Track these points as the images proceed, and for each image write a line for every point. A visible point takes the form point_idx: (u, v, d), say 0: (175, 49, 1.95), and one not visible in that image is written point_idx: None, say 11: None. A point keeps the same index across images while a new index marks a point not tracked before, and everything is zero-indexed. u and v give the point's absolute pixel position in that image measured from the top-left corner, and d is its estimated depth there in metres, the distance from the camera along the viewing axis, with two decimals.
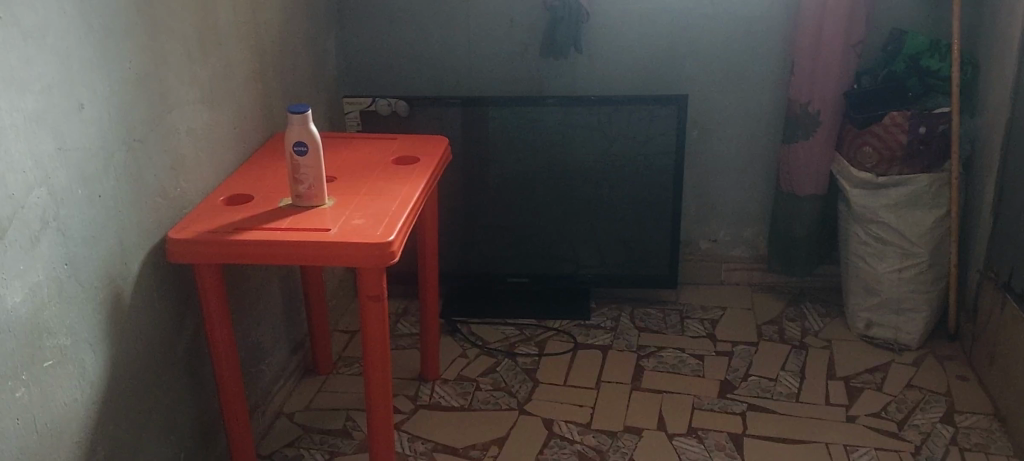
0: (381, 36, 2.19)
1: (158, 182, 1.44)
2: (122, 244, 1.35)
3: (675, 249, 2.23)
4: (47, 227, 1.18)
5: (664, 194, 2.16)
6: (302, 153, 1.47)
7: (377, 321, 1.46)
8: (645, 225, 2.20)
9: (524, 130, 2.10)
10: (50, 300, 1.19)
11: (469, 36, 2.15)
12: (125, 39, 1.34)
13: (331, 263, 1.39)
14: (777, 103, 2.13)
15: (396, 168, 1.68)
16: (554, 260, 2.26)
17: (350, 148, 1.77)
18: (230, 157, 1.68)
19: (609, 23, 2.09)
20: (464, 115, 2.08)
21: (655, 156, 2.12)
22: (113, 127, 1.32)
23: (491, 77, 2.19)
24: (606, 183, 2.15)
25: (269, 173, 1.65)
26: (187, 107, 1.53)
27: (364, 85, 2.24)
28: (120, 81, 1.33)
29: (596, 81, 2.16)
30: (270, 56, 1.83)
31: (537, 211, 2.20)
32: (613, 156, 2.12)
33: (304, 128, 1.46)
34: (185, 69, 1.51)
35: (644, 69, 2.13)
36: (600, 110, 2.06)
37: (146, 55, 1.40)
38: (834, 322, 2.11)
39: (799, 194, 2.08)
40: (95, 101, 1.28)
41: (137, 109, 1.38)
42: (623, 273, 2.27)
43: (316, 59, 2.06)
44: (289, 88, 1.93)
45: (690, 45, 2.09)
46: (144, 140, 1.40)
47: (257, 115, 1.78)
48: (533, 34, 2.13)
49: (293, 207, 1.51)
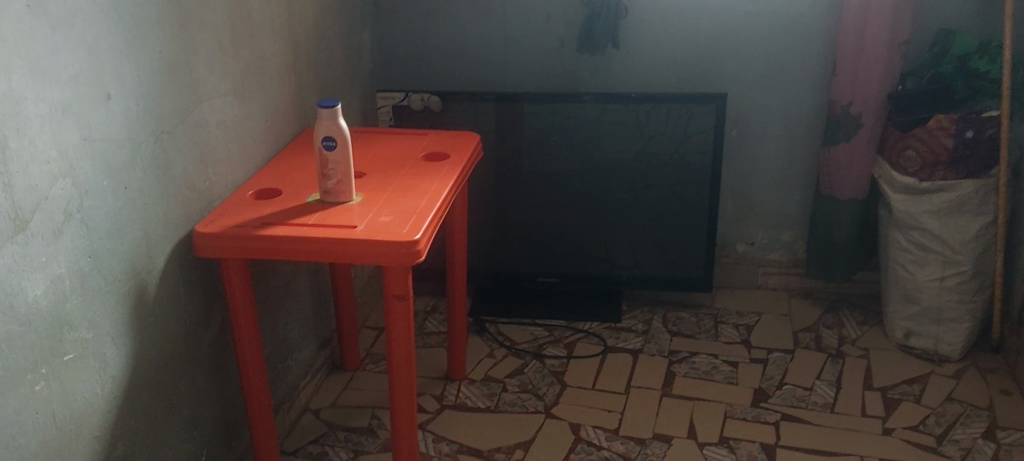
0: (417, 30, 2.16)
1: (186, 175, 1.43)
2: (148, 235, 1.33)
3: (710, 252, 2.18)
4: (70, 218, 1.17)
5: (700, 195, 2.11)
6: (331, 148, 1.45)
7: (402, 320, 1.44)
8: (680, 226, 2.16)
9: (558, 127, 2.07)
10: (73, 293, 1.18)
11: (505, 30, 2.12)
12: (156, 30, 1.33)
13: (357, 260, 1.37)
14: (819, 104, 2.07)
15: (425, 165, 1.65)
16: (585, 260, 2.23)
17: (380, 144, 1.74)
18: (260, 149, 1.66)
19: (648, 21, 2.05)
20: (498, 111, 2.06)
21: (692, 155, 2.07)
22: (141, 118, 1.31)
23: (526, 72, 2.16)
24: (641, 183, 2.11)
25: (298, 169, 1.63)
26: (218, 99, 1.52)
27: (398, 79, 2.22)
28: (149, 71, 1.32)
29: (633, 79, 2.12)
30: (304, 49, 1.81)
31: (570, 209, 2.16)
32: (649, 155, 2.08)
33: (333, 123, 1.44)
34: (216, 61, 1.50)
35: (682, 67, 2.08)
36: (635, 107, 2.03)
37: (176, 46, 1.38)
38: (873, 331, 2.06)
39: (840, 198, 2.03)
40: (122, 92, 1.26)
41: (166, 101, 1.37)
42: (656, 276, 2.22)
43: (350, 52, 2.04)
44: (323, 80, 1.91)
45: (730, 44, 2.04)
46: (172, 131, 1.39)
47: (288, 108, 1.76)
48: (570, 29, 2.09)
49: (321, 203, 1.49)
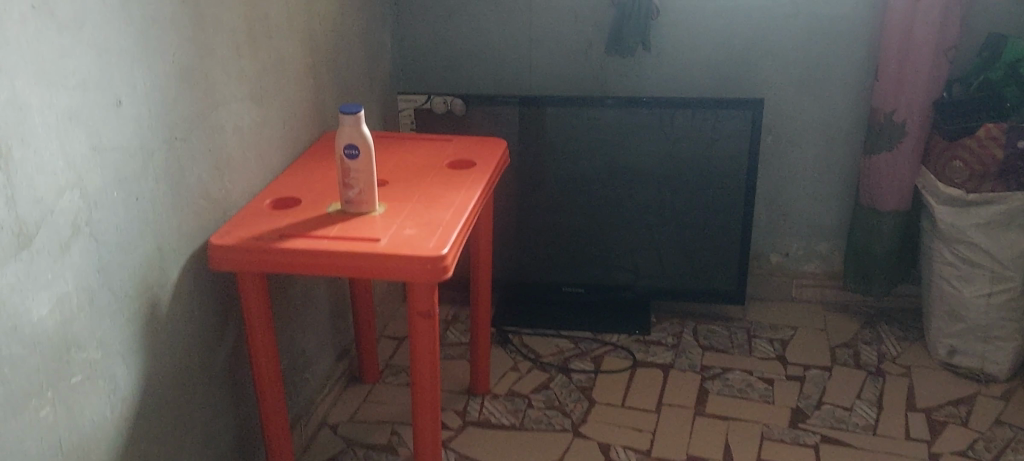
0: (439, 30, 2.08)
1: (200, 183, 1.36)
2: (161, 249, 1.26)
3: (743, 264, 2.09)
4: (78, 233, 1.10)
5: (732, 204, 2.03)
6: (353, 157, 1.38)
7: (427, 338, 1.36)
8: (712, 236, 2.08)
9: (586, 132, 1.99)
10: (81, 312, 1.11)
11: (530, 31, 2.04)
12: (169, 31, 1.26)
13: (381, 276, 1.30)
14: (860, 110, 1.98)
15: (450, 173, 1.57)
16: (611, 269, 2.15)
17: (403, 149, 1.66)
18: (278, 156, 1.59)
19: (680, 22, 1.97)
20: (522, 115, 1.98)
21: (721, 159, 1.99)
22: (153, 125, 1.24)
23: (553, 74, 2.07)
24: (669, 190, 2.04)
25: (318, 177, 1.56)
26: (235, 103, 1.44)
27: (419, 81, 2.14)
28: (161, 75, 1.25)
29: (664, 82, 2.03)
30: (323, 51, 1.74)
31: (597, 217, 2.09)
32: (676, 159, 2.00)
33: (356, 129, 1.37)
34: (232, 63, 1.42)
35: (716, 70, 2.00)
36: (666, 112, 1.95)
37: (191, 48, 1.31)
38: (914, 348, 1.97)
39: (881, 209, 1.95)
40: (133, 98, 1.19)
41: (179, 105, 1.30)
42: (686, 288, 2.14)
43: (371, 54, 1.97)
44: (342, 83, 1.83)
45: (766, 47, 1.95)
46: (186, 138, 1.32)
47: (307, 112, 1.69)
48: (599, 30, 2.00)
49: (342, 213, 1.42)
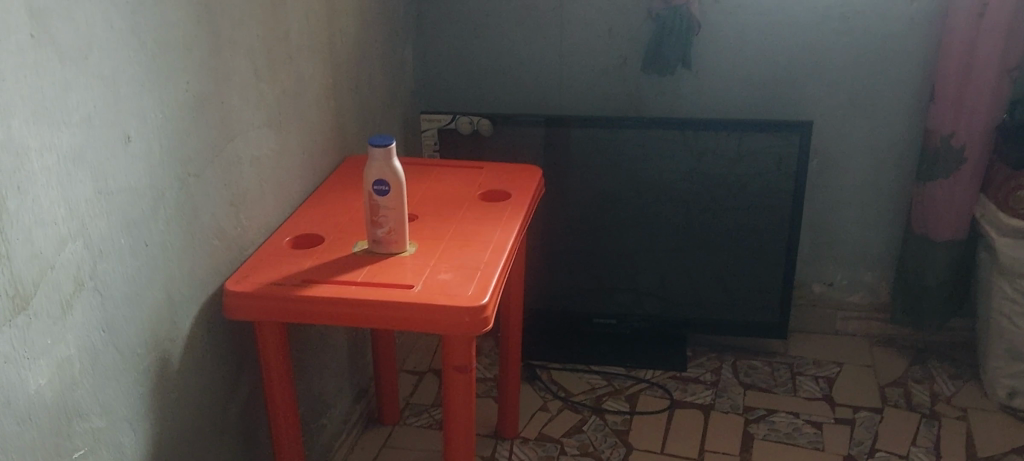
0: (463, 44, 1.96)
1: (215, 222, 1.23)
2: (174, 299, 1.14)
3: (785, 296, 1.97)
4: (81, 288, 0.97)
5: (772, 231, 1.91)
6: (383, 193, 1.26)
7: (464, 394, 1.24)
8: (751, 266, 1.96)
9: (619, 155, 1.87)
10: (84, 376, 0.98)
11: (560, 46, 1.91)
12: (180, 56, 1.13)
13: (414, 328, 1.17)
14: (913, 134, 1.86)
15: (484, 206, 1.45)
16: (643, 299, 2.02)
17: (431, 178, 1.54)
18: (297, 187, 1.47)
19: (722, 38, 1.84)
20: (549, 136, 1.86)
21: (752, 177, 1.86)
22: (165, 162, 1.12)
23: (584, 92, 1.95)
24: (696, 208, 1.91)
25: (342, 211, 1.44)
26: (252, 132, 1.32)
27: (442, 98, 2.02)
28: (173, 105, 1.13)
29: (703, 102, 1.90)
30: (344, 69, 1.61)
31: (629, 243, 1.97)
32: (702, 175, 1.87)
33: (387, 164, 1.25)
34: (249, 87, 1.30)
35: (760, 90, 1.87)
36: (707, 134, 1.83)
37: (204, 73, 1.19)
38: (968, 387, 1.86)
39: (934, 239, 1.82)
40: (144, 133, 1.07)
41: (192, 138, 1.17)
42: (723, 319, 2.02)
43: (392, 70, 1.84)
44: (364, 103, 1.71)
45: (814, 66, 1.83)
46: (200, 174, 1.20)
47: (327, 137, 1.57)
48: (634, 45, 1.88)
49: (369, 254, 1.30)
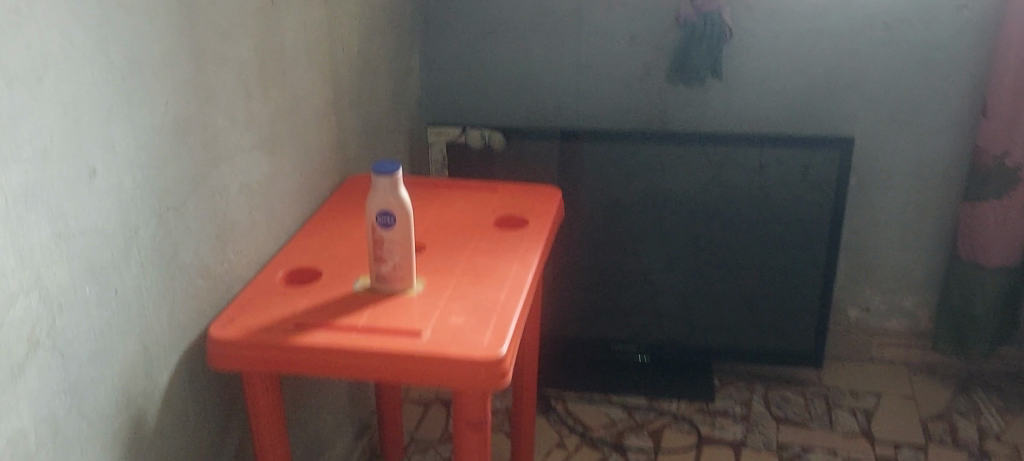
0: (470, 53, 1.83)
1: (198, 259, 1.11)
2: (149, 350, 1.01)
3: (817, 320, 1.84)
4: (38, 349, 0.84)
5: (804, 251, 1.79)
6: (388, 225, 1.13)
7: (478, 450, 1.11)
8: (780, 288, 1.83)
9: (643, 171, 1.74)
10: (41, 450, 0.85)
11: (578, 55, 1.79)
12: (155, 74, 1.00)
13: (423, 381, 1.04)
14: (958, 148, 1.73)
15: (499, 233, 1.32)
16: (665, 324, 1.89)
17: (439, 201, 1.41)
18: (292, 213, 1.34)
19: (753, 46, 1.72)
20: (564, 151, 1.74)
21: (775, 189, 1.73)
22: (137, 195, 0.99)
23: (601, 102, 1.83)
24: (717, 222, 1.78)
25: (342, 242, 1.31)
26: (240, 156, 1.20)
27: (450, 110, 1.90)
28: (148, 131, 1.00)
29: (731, 114, 1.78)
30: (346, 83, 1.49)
31: (652, 262, 1.84)
32: (721, 184, 1.74)
33: (393, 193, 1.12)
34: (237, 106, 1.18)
35: (794, 102, 1.75)
36: (739, 149, 1.71)
37: (184, 92, 1.06)
38: (1018, 420, 1.72)
39: (987, 265, 1.69)
40: (111, 164, 0.94)
41: (170, 168, 1.04)
42: (750, 345, 1.89)
43: (397, 81, 1.73)
44: (367, 117, 1.59)
45: (854, 77, 1.71)
46: (179, 207, 1.07)
47: (325, 157, 1.44)
48: (659, 53, 1.77)
49: (372, 292, 1.17)
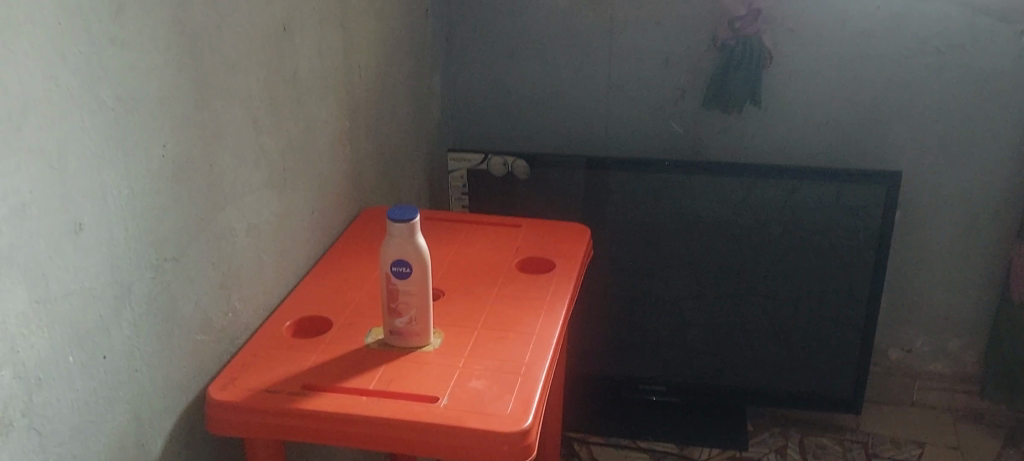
0: (497, 72, 1.76)
1: (199, 312, 1.02)
2: (137, 415, 0.93)
3: (855, 357, 1.74)
4: (11, 428, 0.76)
5: (842, 286, 1.69)
6: (403, 276, 1.03)
7: None
8: (817, 323, 1.73)
9: (676, 202, 1.66)
10: None
11: (610, 77, 1.71)
12: (155, 113, 0.91)
13: (439, 455, 0.94)
14: (1011, 184, 1.64)
15: (523, 279, 1.22)
16: (695, 360, 1.79)
17: (460, 241, 1.31)
18: (303, 251, 1.25)
19: (797, 71, 1.64)
20: (589, 182, 1.66)
21: (808, 213, 1.63)
22: (129, 247, 0.90)
23: (632, 126, 1.75)
24: (747, 246, 1.68)
25: (354, 286, 1.21)
26: (249, 196, 1.11)
27: (473, 132, 1.82)
28: (145, 176, 0.91)
29: (770, 143, 1.70)
30: (363, 109, 1.41)
31: (682, 294, 1.74)
32: (752, 206, 1.65)
33: (409, 240, 1.02)
34: (246, 141, 1.09)
35: (837, 131, 1.66)
36: (777, 182, 1.62)
37: (187, 131, 0.97)
38: None
39: None
40: (99, 216, 0.85)
41: (169, 214, 0.96)
42: (785, 384, 1.79)
43: (418, 104, 1.64)
44: (385, 144, 1.50)
45: (903, 107, 1.62)
46: (179, 256, 0.98)
47: (341, 190, 1.36)
48: (695, 77, 1.68)
49: (386, 348, 1.07)
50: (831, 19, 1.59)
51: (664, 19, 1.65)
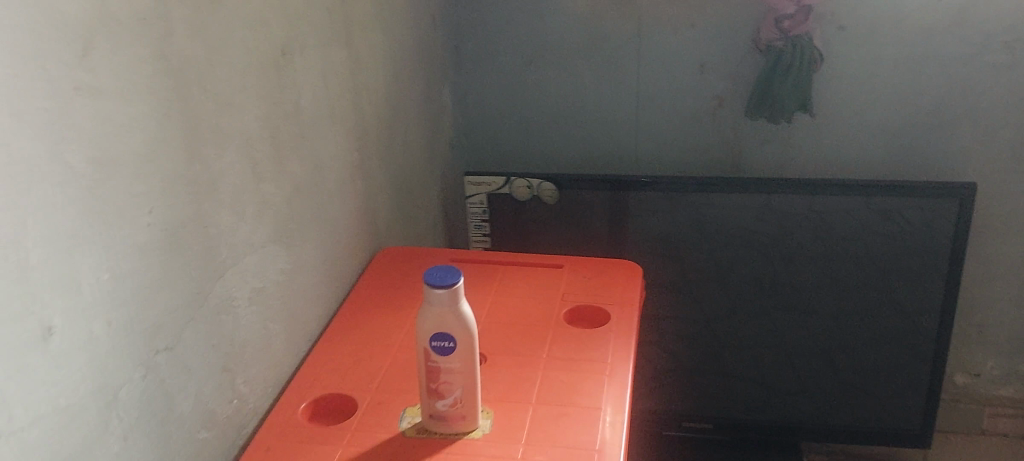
0: (516, 84, 1.62)
1: (201, 406, 0.84)
2: None
3: (907, 371, 1.65)
4: None
5: (898, 308, 1.60)
6: (447, 351, 0.85)
7: None
8: (863, 339, 1.63)
9: (723, 226, 1.55)
10: None
11: (638, 85, 1.58)
12: (138, 175, 0.73)
13: None
14: None
15: (576, 334, 1.04)
16: (735, 384, 1.70)
17: (498, 289, 1.14)
18: (316, 309, 1.08)
19: (849, 73, 1.50)
20: (611, 202, 1.53)
21: (836, 217, 1.53)
22: (115, 345, 0.71)
23: (666, 137, 1.62)
24: (776, 255, 1.57)
25: (378, 350, 1.03)
26: (253, 256, 0.93)
27: (490, 149, 1.69)
28: (131, 254, 0.73)
29: (820, 154, 1.58)
30: (375, 136, 1.23)
31: (730, 322, 1.64)
32: (806, 225, 1.53)
33: (455, 310, 0.84)
34: (249, 193, 0.91)
35: (892, 138, 1.54)
36: (830, 198, 1.51)
37: (179, 192, 0.79)
38: None
39: None
40: (74, 313, 0.66)
41: (161, 295, 0.77)
42: (835, 405, 1.70)
43: (430, 123, 1.47)
44: (400, 172, 1.33)
45: (968, 111, 1.49)
46: (176, 342, 0.80)
47: (353, 232, 1.18)
48: (733, 84, 1.55)
49: (426, 434, 0.90)
50: (889, 16, 1.44)
51: (699, 21, 1.51)
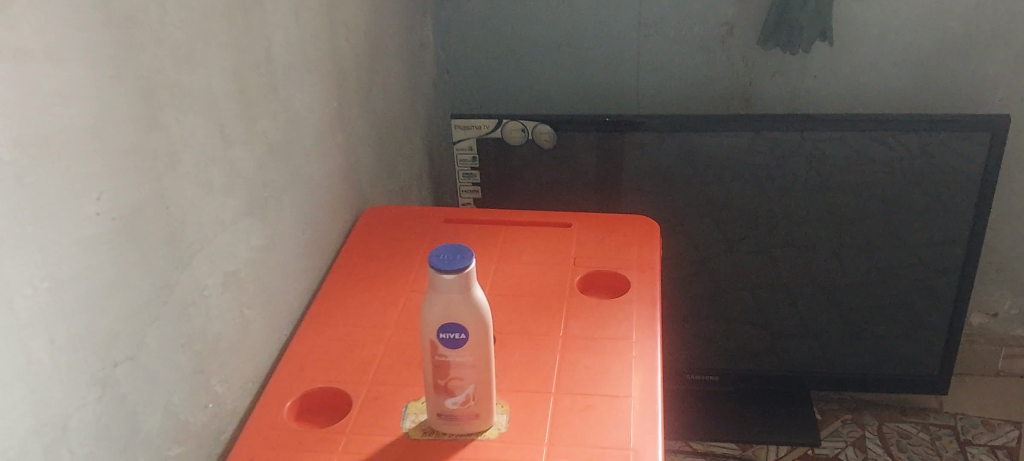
0: (507, 15, 1.50)
1: (167, 418, 0.71)
2: None
3: (918, 310, 1.57)
4: None
5: (912, 248, 1.50)
6: (456, 344, 0.73)
7: None
8: (874, 280, 1.54)
9: (730, 166, 1.43)
10: None
11: (638, 12, 1.47)
12: (81, 155, 0.59)
13: None
14: None
15: (595, 306, 0.93)
16: (737, 330, 1.60)
17: (502, 255, 1.02)
18: (297, 286, 0.95)
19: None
20: (603, 142, 1.41)
21: (847, 151, 1.41)
22: (60, 365, 0.58)
23: (669, 68, 1.51)
24: (776, 192, 1.45)
25: (368, 332, 0.91)
26: (224, 234, 0.80)
27: (479, 86, 1.57)
28: (77, 253, 0.59)
29: (835, 87, 1.48)
30: (356, 82, 1.09)
31: (732, 267, 1.53)
32: (816, 162, 1.42)
33: (465, 297, 0.71)
34: (217, 162, 0.78)
35: (915, 66, 1.44)
36: (845, 134, 1.39)
37: (134, 171, 0.65)
38: None
39: None
40: (5, 338, 0.53)
41: (117, 296, 0.64)
42: (842, 347, 1.62)
43: (412, 61, 1.33)
44: (382, 119, 1.19)
45: (1000, 35, 1.40)
46: (137, 348, 0.67)
47: (334, 192, 1.04)
48: (744, 10, 1.44)
49: (433, 436, 0.78)
50: None
51: None
